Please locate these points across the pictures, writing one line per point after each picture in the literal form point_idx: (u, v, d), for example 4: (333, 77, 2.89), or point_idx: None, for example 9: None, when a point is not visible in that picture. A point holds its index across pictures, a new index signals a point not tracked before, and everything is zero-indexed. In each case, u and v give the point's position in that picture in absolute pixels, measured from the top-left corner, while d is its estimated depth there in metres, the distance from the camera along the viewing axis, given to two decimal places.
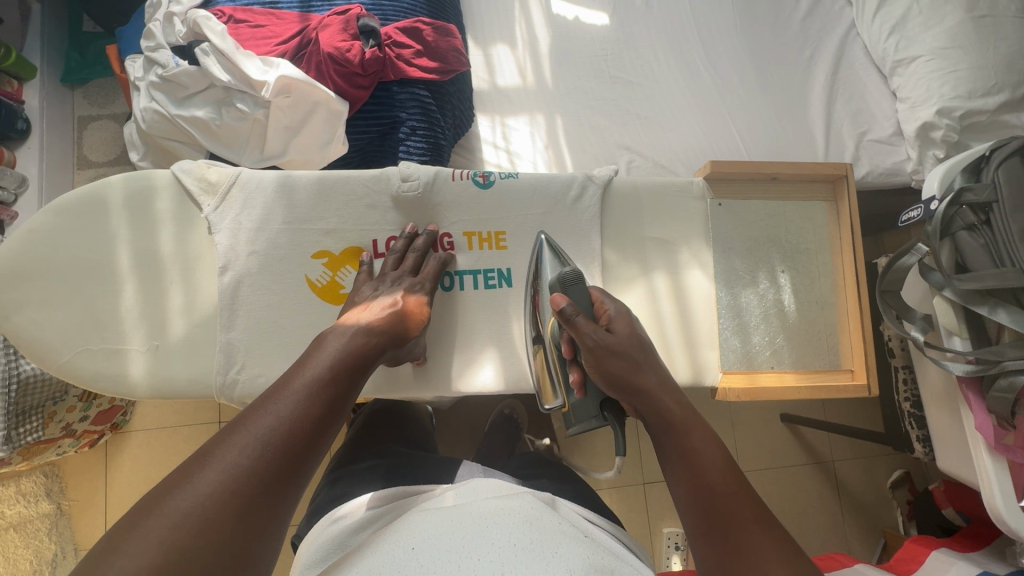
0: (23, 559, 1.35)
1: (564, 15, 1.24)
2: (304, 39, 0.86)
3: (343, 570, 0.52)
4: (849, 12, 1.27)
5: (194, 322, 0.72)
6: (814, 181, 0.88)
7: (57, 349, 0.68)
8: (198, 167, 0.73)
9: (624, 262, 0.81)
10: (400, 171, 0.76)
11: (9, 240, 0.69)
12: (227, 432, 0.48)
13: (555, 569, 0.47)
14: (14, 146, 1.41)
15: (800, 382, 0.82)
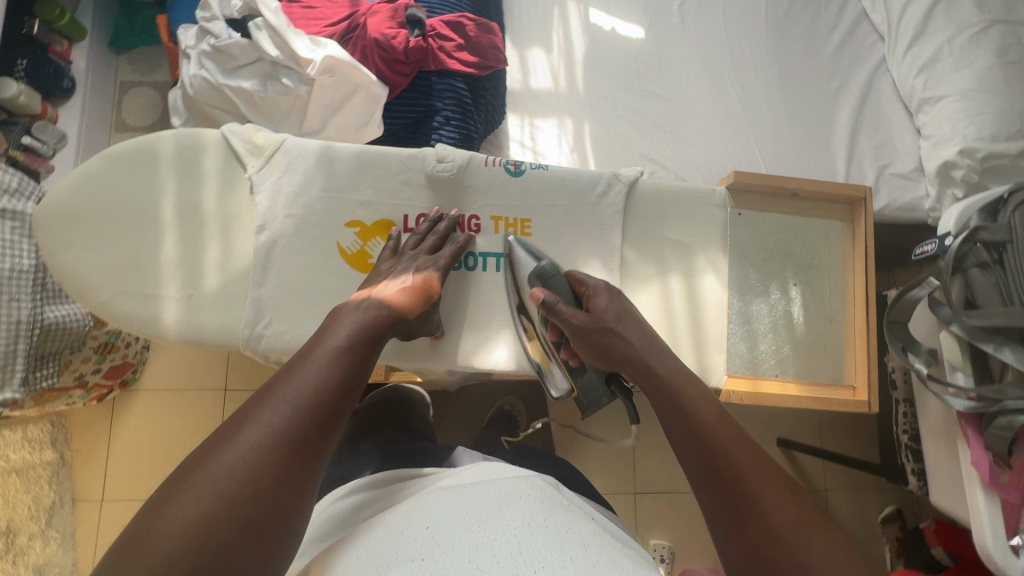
0: (21, 503, 1.37)
1: (601, 26, 1.27)
2: (352, 23, 0.89)
3: (358, 543, 0.54)
4: (881, 48, 1.30)
5: (228, 276, 0.74)
6: (834, 202, 0.90)
7: (97, 289, 0.71)
8: (245, 130, 0.76)
9: (641, 262, 0.83)
10: (436, 153, 0.79)
11: (65, 183, 0.72)
12: (257, 399, 0.51)
13: (572, 542, 0.50)
14: (58, 103, 1.46)
15: (802, 392, 0.84)
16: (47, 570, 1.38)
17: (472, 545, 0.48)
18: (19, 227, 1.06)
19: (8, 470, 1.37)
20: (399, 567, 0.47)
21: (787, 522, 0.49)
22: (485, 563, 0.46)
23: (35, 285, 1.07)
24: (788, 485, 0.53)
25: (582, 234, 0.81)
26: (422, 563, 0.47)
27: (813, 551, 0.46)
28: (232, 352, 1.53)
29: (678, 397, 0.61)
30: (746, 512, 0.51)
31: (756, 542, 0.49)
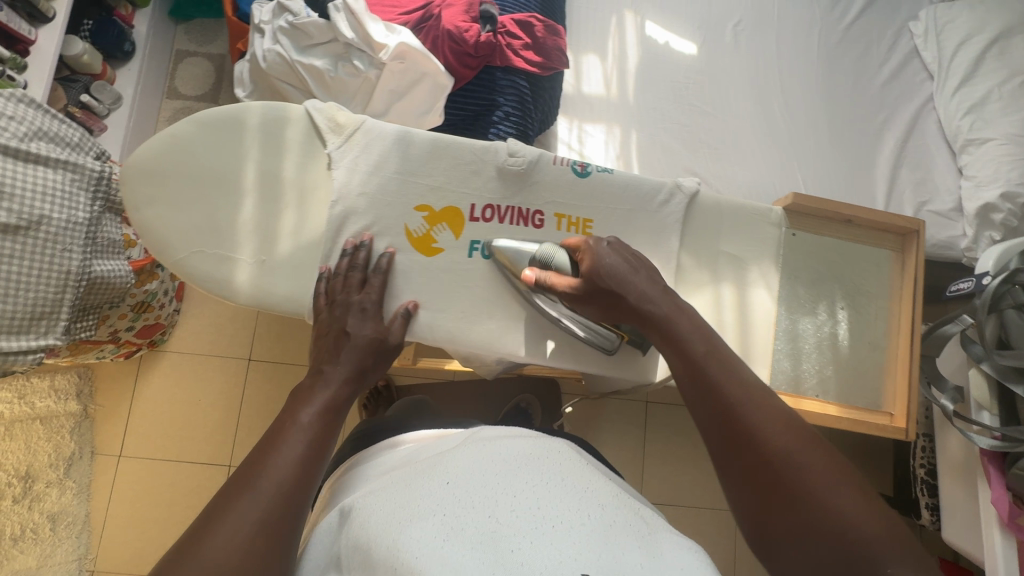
0: (42, 450, 1.42)
1: (655, 39, 1.29)
2: (427, 13, 0.92)
3: (385, 490, 0.61)
4: (930, 86, 1.31)
5: (300, 244, 0.76)
6: (885, 231, 0.91)
7: (176, 246, 0.74)
8: (328, 107, 0.78)
9: (696, 268, 0.83)
10: (508, 146, 0.80)
11: (151, 141, 0.75)
12: (231, 492, 0.51)
13: (589, 503, 0.55)
14: (118, 65, 1.50)
15: (841, 413, 0.86)
16: (61, 518, 1.41)
17: (493, 500, 0.55)
18: (77, 179, 1.08)
19: (33, 417, 1.44)
20: (424, 520, 0.53)
21: (786, 450, 0.54)
22: (503, 518, 0.53)
23: (87, 239, 1.10)
24: (782, 413, 0.57)
25: (640, 238, 0.82)
26: (445, 517, 0.53)
27: (813, 480, 0.52)
28: (258, 324, 1.55)
29: (672, 339, 0.65)
30: (749, 443, 0.56)
31: (758, 471, 0.55)
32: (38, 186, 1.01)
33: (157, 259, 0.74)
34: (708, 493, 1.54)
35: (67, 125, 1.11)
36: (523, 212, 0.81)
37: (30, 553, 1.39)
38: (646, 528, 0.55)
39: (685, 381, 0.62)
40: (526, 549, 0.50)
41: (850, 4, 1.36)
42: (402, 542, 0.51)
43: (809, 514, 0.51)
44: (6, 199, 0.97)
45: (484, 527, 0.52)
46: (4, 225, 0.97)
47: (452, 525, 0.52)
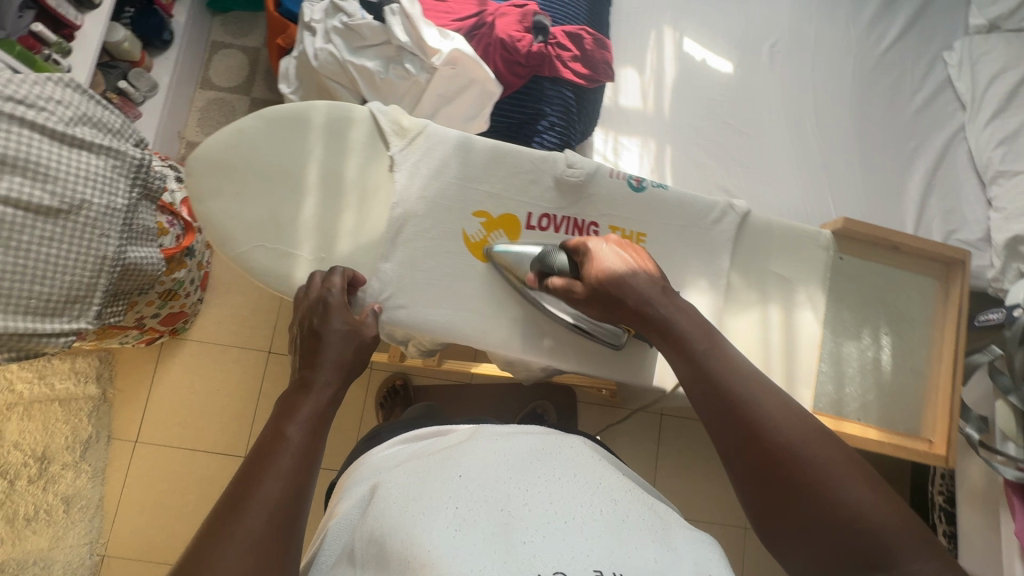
0: (60, 432, 1.43)
1: (692, 56, 1.31)
2: (480, 21, 0.93)
3: (402, 480, 0.65)
4: (961, 116, 1.32)
5: (359, 244, 0.77)
6: (932, 260, 0.92)
7: (239, 240, 0.75)
8: (392, 110, 0.80)
9: (745, 287, 0.85)
10: (567, 157, 0.82)
11: (219, 135, 0.77)
12: (223, 516, 0.50)
13: (601, 498, 0.60)
14: (155, 54, 1.52)
15: (881, 438, 0.86)
16: (75, 501, 1.41)
17: (504, 495, 0.59)
18: (118, 166, 1.09)
19: (52, 398, 1.44)
20: (436, 511, 0.57)
21: (796, 445, 0.54)
22: (515, 512, 0.57)
23: (123, 226, 1.10)
24: (790, 407, 0.57)
25: (692, 254, 0.83)
26: (456, 510, 0.57)
27: (824, 474, 0.53)
28: (280, 317, 1.56)
29: (674, 334, 0.64)
30: (759, 440, 0.55)
31: (769, 468, 0.54)
32: (80, 171, 1.02)
33: (218, 251, 0.75)
34: (721, 509, 1.54)
35: (111, 112, 1.11)
36: (579, 224, 0.82)
37: (42, 534, 1.39)
38: (658, 521, 0.59)
39: (689, 377, 0.61)
40: (537, 541, 0.54)
41: (886, 29, 1.36)
42: (416, 533, 0.55)
43: (820, 506, 0.52)
44: (49, 182, 0.98)
45: (496, 520, 0.56)
46: (44, 206, 0.98)
47: (463, 518, 0.57)
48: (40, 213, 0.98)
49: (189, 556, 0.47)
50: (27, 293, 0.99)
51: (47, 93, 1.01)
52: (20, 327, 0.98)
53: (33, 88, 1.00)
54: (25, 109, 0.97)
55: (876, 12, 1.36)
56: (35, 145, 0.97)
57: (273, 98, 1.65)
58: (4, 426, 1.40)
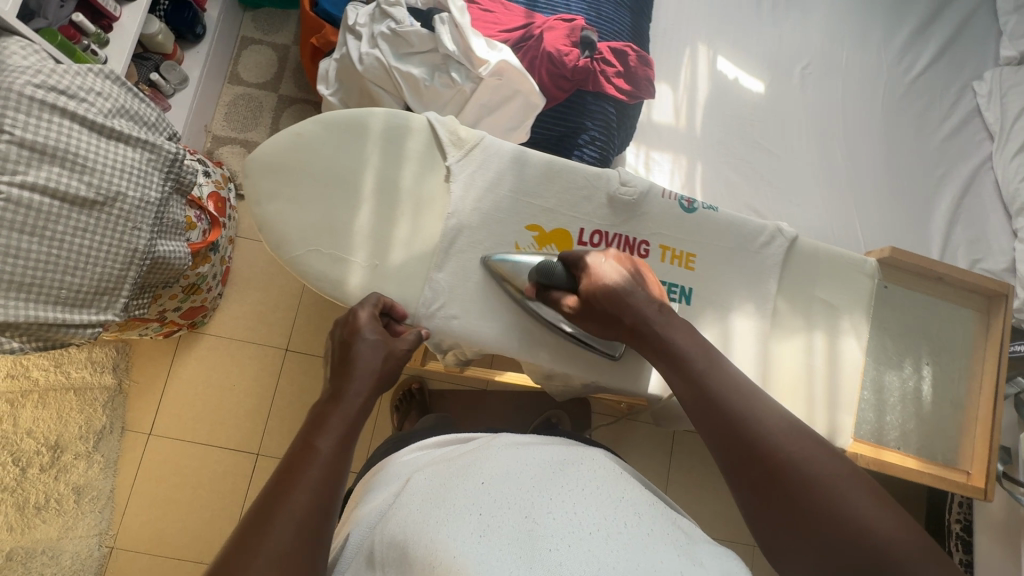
0: (74, 421, 1.42)
1: (725, 74, 1.31)
2: (527, 33, 0.94)
3: (428, 489, 0.67)
4: (989, 146, 1.33)
5: (412, 254, 0.78)
6: (972, 292, 0.94)
7: (295, 242, 0.77)
8: (451, 121, 0.81)
9: (791, 312, 0.85)
10: (620, 175, 0.83)
11: (279, 138, 0.80)
12: (252, 526, 0.50)
13: (626, 510, 0.60)
14: (187, 48, 1.53)
15: (920, 467, 0.86)
16: (86, 491, 1.40)
17: (528, 503, 0.60)
18: (153, 160, 1.08)
19: (67, 387, 1.44)
20: (462, 518, 0.59)
21: (799, 459, 0.55)
22: (540, 519, 0.58)
23: (155, 219, 1.09)
24: (791, 423, 0.58)
25: (739, 277, 0.84)
26: (481, 516, 0.59)
27: (831, 489, 0.52)
28: (298, 315, 1.56)
29: (673, 352, 0.65)
30: (763, 456, 0.56)
31: (774, 483, 0.54)
32: (117, 163, 1.02)
33: (274, 253, 0.77)
34: (733, 527, 1.54)
35: (147, 105, 1.11)
36: (630, 242, 0.83)
37: (51, 523, 1.38)
38: (682, 537, 0.58)
39: (688, 393, 0.63)
40: (562, 549, 0.55)
41: (918, 56, 1.37)
42: (441, 536, 0.57)
43: (829, 523, 0.51)
44: (86, 173, 0.98)
45: (520, 527, 0.58)
46: (80, 198, 0.97)
47: (488, 524, 0.58)
48: (76, 204, 0.98)
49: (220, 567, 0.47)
50: (57, 283, 0.98)
51: (88, 85, 1.01)
52: (49, 317, 0.97)
53: (75, 78, 0.99)
54: (66, 99, 0.97)
55: (908, 39, 1.37)
56: (74, 136, 0.97)
57: (301, 95, 1.65)
58: (17, 413, 1.39)
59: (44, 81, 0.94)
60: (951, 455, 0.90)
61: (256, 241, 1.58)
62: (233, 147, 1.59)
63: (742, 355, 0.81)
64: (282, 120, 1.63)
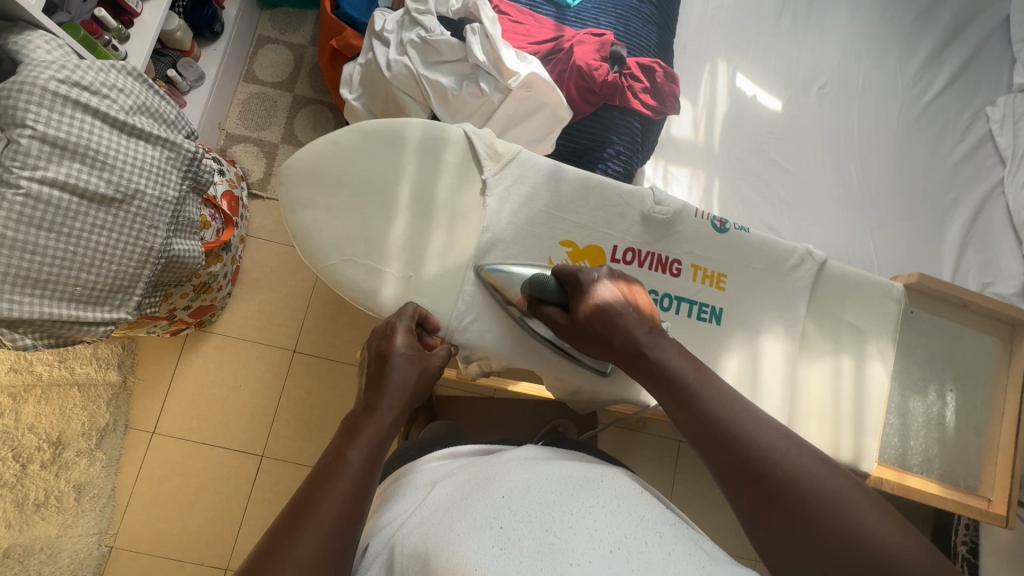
0: (77, 417, 1.41)
1: (743, 91, 1.32)
2: (557, 46, 0.95)
3: (447, 503, 0.66)
4: (1000, 170, 1.34)
5: (445, 267, 0.79)
6: (992, 321, 0.96)
7: (329, 252, 0.77)
8: (489, 134, 0.82)
9: (819, 336, 0.86)
10: (654, 196, 0.84)
11: (316, 146, 0.80)
12: (281, 534, 0.49)
13: (647, 532, 0.58)
14: (204, 46, 1.53)
15: (943, 492, 0.89)
16: (87, 489, 1.39)
17: (548, 517, 0.59)
18: (172, 158, 1.07)
19: (71, 383, 1.42)
20: (484, 531, 0.58)
21: (799, 479, 0.50)
22: (560, 533, 0.56)
23: (171, 218, 1.08)
24: (789, 439, 0.54)
25: (771, 298, 0.85)
26: (502, 530, 0.58)
27: (836, 510, 0.48)
28: (307, 317, 1.55)
29: (662, 372, 0.62)
30: (761, 476, 0.51)
31: (774, 506, 0.50)
32: (136, 161, 1.01)
33: (307, 262, 0.77)
34: (737, 541, 1.54)
35: (167, 103, 1.10)
36: (663, 260, 0.84)
37: (51, 521, 1.36)
38: (704, 557, 0.57)
39: (679, 412, 0.59)
40: (583, 564, 0.53)
41: (932, 80, 1.39)
42: (463, 548, 0.56)
43: (839, 549, 0.46)
44: (106, 170, 0.97)
45: (540, 541, 0.56)
46: (99, 195, 0.96)
47: (508, 537, 0.57)
48: (94, 200, 0.96)
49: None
50: (71, 280, 0.96)
51: (111, 81, 0.99)
52: (63, 313, 0.96)
53: (98, 74, 0.98)
54: (88, 95, 0.95)
55: (923, 62, 1.39)
56: (96, 132, 0.96)
57: (316, 97, 1.65)
58: (20, 408, 1.37)
59: (67, 76, 0.93)
60: (971, 481, 0.93)
61: (267, 241, 1.57)
62: (246, 146, 1.58)
63: (772, 376, 0.82)
64: (296, 120, 1.62)
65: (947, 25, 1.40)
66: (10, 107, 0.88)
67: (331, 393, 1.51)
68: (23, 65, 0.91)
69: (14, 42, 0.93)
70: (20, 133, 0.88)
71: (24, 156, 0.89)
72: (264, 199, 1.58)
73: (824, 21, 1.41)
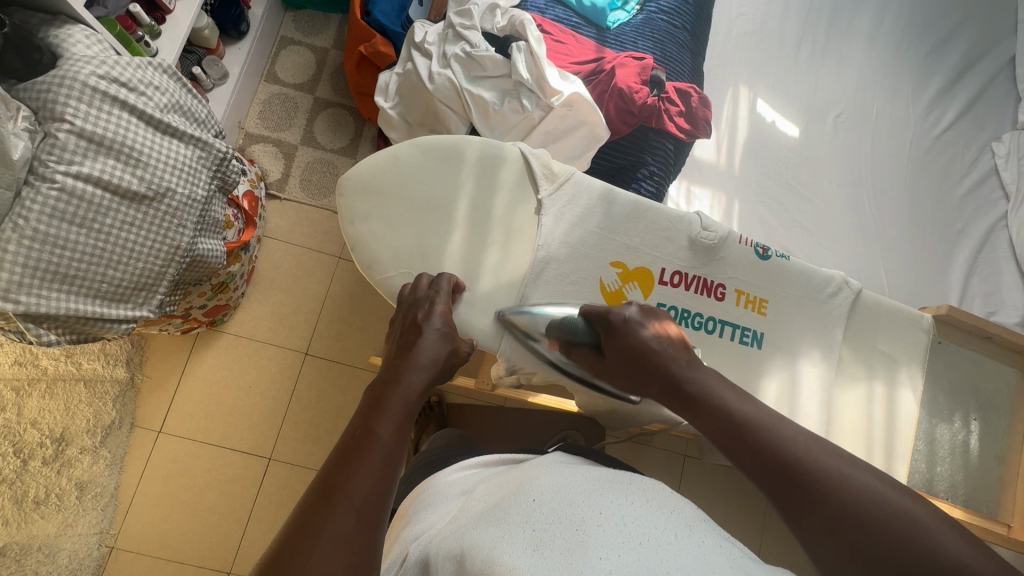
0: (81, 414, 1.38)
1: (763, 116, 1.36)
2: (599, 67, 1.02)
3: (477, 512, 0.58)
4: (1003, 205, 1.40)
5: (500, 283, 0.84)
6: (1011, 352, 1.00)
7: (388, 264, 0.84)
8: (545, 157, 0.89)
9: (854, 362, 0.91)
10: (702, 221, 0.89)
11: (377, 160, 0.88)
12: (314, 510, 0.48)
13: (681, 527, 0.50)
14: (229, 44, 1.54)
15: (964, 517, 0.93)
16: (89, 487, 1.36)
17: (580, 517, 0.50)
18: (203, 157, 1.03)
19: (77, 378, 1.39)
20: (513, 534, 0.50)
21: (845, 488, 0.49)
22: (592, 532, 0.48)
23: (198, 218, 1.04)
24: (832, 449, 0.53)
25: (809, 325, 0.90)
26: (534, 532, 0.49)
27: (885, 513, 0.47)
28: (320, 319, 1.54)
29: (704, 403, 0.61)
30: (796, 480, 0.51)
31: (822, 517, 0.49)
32: (170, 160, 0.97)
33: (368, 272, 0.84)
34: None
35: (199, 101, 1.07)
36: (708, 284, 0.89)
37: (50, 519, 1.32)
38: (742, 554, 0.49)
39: (720, 431, 0.58)
40: (614, 560, 0.45)
41: (942, 114, 1.44)
42: (495, 551, 0.48)
43: (890, 553, 0.45)
44: (139, 167, 0.92)
45: (571, 541, 0.47)
46: (131, 192, 0.92)
47: (541, 539, 0.49)
48: (125, 197, 0.92)
49: (277, 559, 0.45)
50: (97, 277, 0.91)
51: (148, 78, 0.96)
52: (87, 311, 0.91)
53: (136, 70, 0.94)
54: (126, 92, 0.92)
55: (934, 97, 1.44)
56: (131, 129, 0.92)
57: (337, 100, 1.65)
58: (22, 402, 1.34)
59: (106, 72, 0.90)
60: (991, 507, 0.97)
61: (283, 242, 1.56)
62: (266, 146, 1.58)
63: (809, 401, 0.87)
64: (316, 122, 1.62)
65: (956, 62, 1.46)
66: (50, 101, 0.85)
67: (343, 398, 1.50)
68: (63, 59, 0.88)
69: (54, 37, 0.91)
70: (58, 127, 0.85)
71: (60, 151, 0.85)
72: (281, 200, 1.57)
73: (841, 52, 1.46)
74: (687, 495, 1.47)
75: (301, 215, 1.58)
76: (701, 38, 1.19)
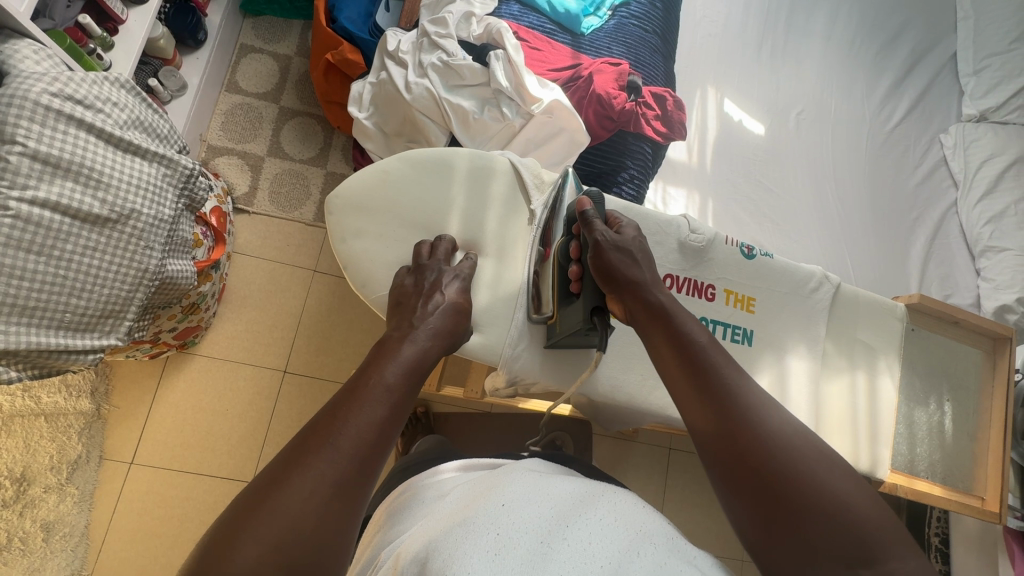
0: (43, 450, 1.29)
1: (731, 116, 1.40)
2: (576, 73, 1.05)
3: (446, 516, 0.54)
4: (953, 193, 1.48)
5: (496, 295, 0.84)
6: (980, 336, 1.07)
7: (381, 282, 0.83)
8: (534, 166, 0.90)
9: (836, 354, 0.95)
10: (690, 223, 0.91)
11: (369, 172, 0.87)
12: (312, 445, 0.49)
13: (645, 548, 0.46)
14: (185, 53, 1.47)
15: (946, 493, 1.00)
16: (56, 528, 1.27)
17: (548, 526, 0.47)
18: (169, 175, 0.98)
19: (36, 413, 1.29)
20: (475, 535, 0.46)
21: (793, 461, 0.53)
22: (558, 545, 0.45)
23: (165, 238, 0.98)
24: (802, 435, 0.56)
25: (794, 321, 0.93)
26: (498, 537, 0.46)
27: (829, 497, 0.50)
28: (298, 335, 1.49)
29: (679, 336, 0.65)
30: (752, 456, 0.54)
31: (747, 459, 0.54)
32: (132, 179, 0.91)
33: (362, 290, 0.83)
34: None
35: (160, 116, 1.01)
36: (699, 285, 0.91)
37: (13, 566, 1.23)
38: None
39: (683, 371, 0.62)
40: None
41: (894, 108, 1.52)
42: (455, 554, 0.44)
43: (794, 498, 0.51)
44: (101, 189, 0.87)
45: (532, 550, 0.45)
46: (94, 215, 0.86)
47: (504, 544, 0.45)
48: (88, 221, 0.86)
49: (254, 499, 0.45)
50: (60, 308, 0.85)
51: (104, 94, 0.90)
52: (52, 344, 0.84)
53: (91, 87, 0.89)
54: (82, 109, 0.86)
55: (886, 92, 1.51)
56: (90, 149, 0.86)
57: (303, 108, 1.61)
58: None
59: (60, 89, 0.84)
60: (967, 482, 1.04)
61: (253, 257, 1.51)
62: (230, 158, 1.52)
63: (799, 394, 0.91)
64: (283, 132, 1.58)
65: (904, 59, 1.55)
66: None
67: None
68: (10, 77, 0.82)
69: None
70: (8, 150, 0.78)
71: (12, 175, 0.78)
72: (249, 214, 1.52)
73: (800, 54, 1.51)
74: (675, 488, 1.51)
75: (272, 228, 1.53)
76: (671, 42, 1.22)
